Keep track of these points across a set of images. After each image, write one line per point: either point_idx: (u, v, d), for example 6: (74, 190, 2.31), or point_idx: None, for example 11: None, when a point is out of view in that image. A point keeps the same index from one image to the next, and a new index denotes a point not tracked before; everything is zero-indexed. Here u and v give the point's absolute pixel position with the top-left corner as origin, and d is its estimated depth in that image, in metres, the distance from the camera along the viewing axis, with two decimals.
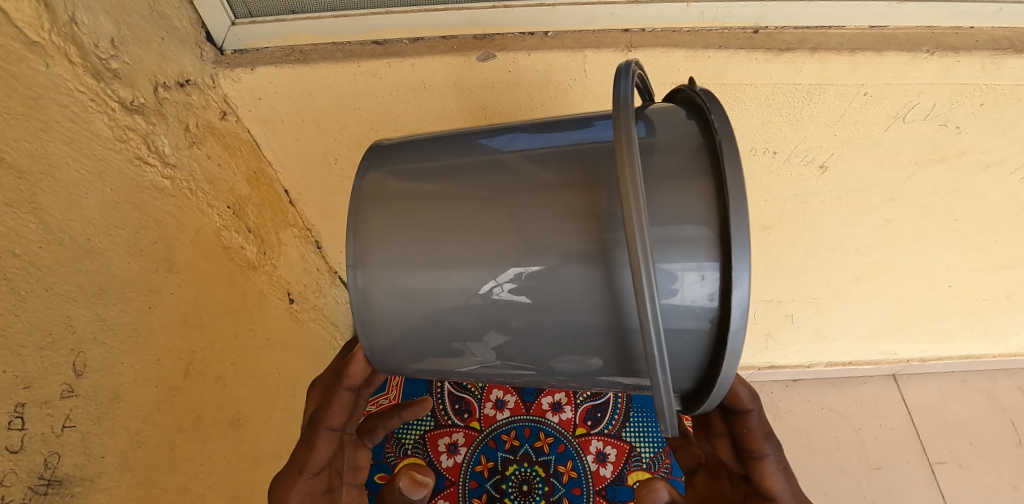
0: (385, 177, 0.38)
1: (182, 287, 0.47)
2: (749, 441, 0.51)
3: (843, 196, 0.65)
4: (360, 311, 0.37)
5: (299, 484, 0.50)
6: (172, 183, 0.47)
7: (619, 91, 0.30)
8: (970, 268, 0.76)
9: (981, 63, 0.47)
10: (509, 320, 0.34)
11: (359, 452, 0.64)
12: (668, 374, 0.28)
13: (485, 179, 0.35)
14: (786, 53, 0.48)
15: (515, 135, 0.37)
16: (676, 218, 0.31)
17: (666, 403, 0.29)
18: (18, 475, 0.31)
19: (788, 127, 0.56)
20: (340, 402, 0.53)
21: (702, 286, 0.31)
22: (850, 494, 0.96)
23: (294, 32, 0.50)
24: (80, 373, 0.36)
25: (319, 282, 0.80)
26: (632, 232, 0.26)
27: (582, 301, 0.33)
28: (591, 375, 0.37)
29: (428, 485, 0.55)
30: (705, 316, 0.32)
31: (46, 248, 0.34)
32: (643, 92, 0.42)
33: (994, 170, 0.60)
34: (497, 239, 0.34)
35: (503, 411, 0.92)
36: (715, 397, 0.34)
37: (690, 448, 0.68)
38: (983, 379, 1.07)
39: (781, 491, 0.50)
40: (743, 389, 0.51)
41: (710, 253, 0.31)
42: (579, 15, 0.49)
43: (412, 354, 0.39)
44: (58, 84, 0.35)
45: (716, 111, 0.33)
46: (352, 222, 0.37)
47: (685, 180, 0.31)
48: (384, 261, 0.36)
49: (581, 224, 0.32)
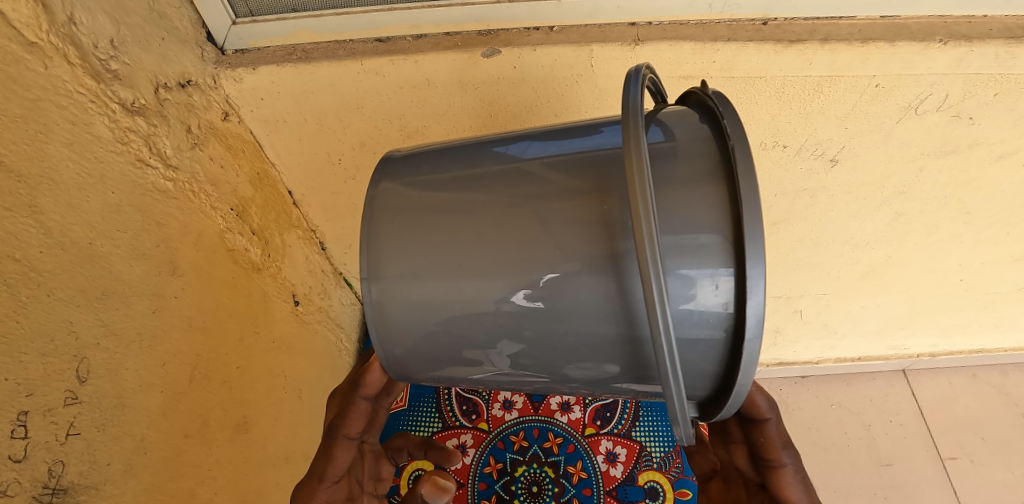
0: (395, 186, 0.38)
1: (186, 290, 0.47)
2: (767, 451, 0.51)
3: (854, 189, 0.64)
4: (375, 322, 0.37)
5: (320, 493, 0.50)
6: (175, 185, 0.46)
7: (629, 100, 0.28)
8: (981, 261, 0.75)
9: (995, 52, 0.46)
10: (520, 329, 0.34)
11: (381, 463, 0.65)
12: (681, 386, 0.27)
13: (495, 187, 0.35)
14: (795, 44, 0.47)
15: (530, 142, 0.37)
16: (687, 227, 0.30)
17: (680, 412, 0.28)
18: (21, 485, 0.31)
19: (797, 119, 0.55)
20: (357, 411, 0.52)
21: (716, 295, 0.30)
22: (860, 491, 0.96)
23: (295, 30, 0.49)
24: (83, 379, 0.35)
25: (325, 283, 0.79)
26: (642, 243, 0.25)
27: (595, 311, 0.32)
28: (605, 382, 0.36)
29: (450, 489, 0.55)
30: (720, 325, 0.31)
31: (47, 252, 0.33)
32: (655, 93, 0.41)
33: (1006, 162, 0.59)
34: (506, 247, 0.33)
35: (511, 412, 0.91)
36: (733, 405, 0.32)
37: (706, 454, 0.67)
38: (993, 373, 1.06)
39: (800, 501, 0.49)
40: (760, 397, 0.50)
41: (725, 260, 0.30)
42: (584, 9, 0.48)
43: (427, 363, 0.38)
44: (57, 85, 0.34)
45: (729, 116, 0.32)
46: (364, 234, 0.37)
47: (699, 184, 0.30)
48: (396, 273, 0.35)
49: (592, 232, 0.31)
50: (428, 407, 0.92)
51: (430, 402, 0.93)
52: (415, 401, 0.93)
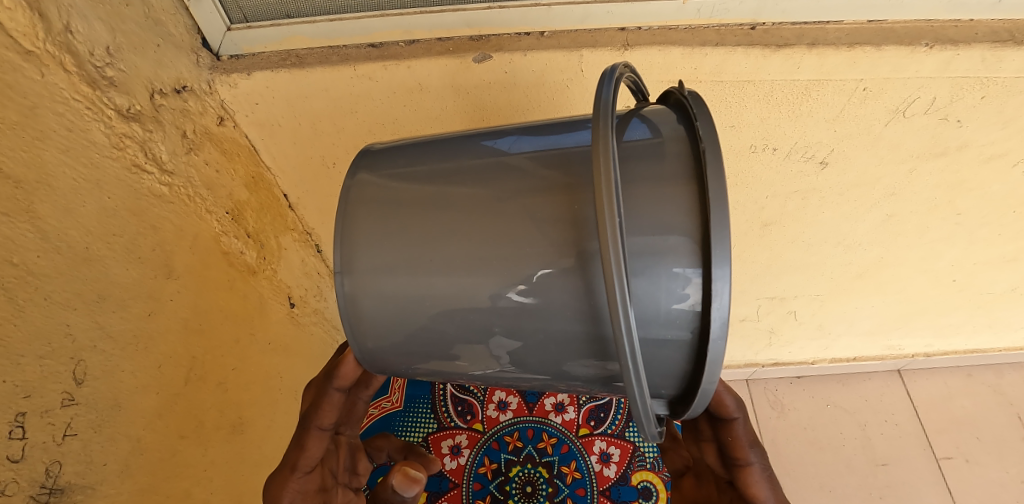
0: (372, 180, 0.38)
1: (182, 293, 0.47)
2: (735, 450, 0.51)
3: (845, 191, 0.65)
4: (349, 315, 0.38)
5: (292, 483, 0.50)
6: (170, 190, 0.47)
7: (600, 97, 0.29)
8: (974, 262, 0.76)
9: (981, 55, 0.47)
10: (492, 327, 0.34)
11: (358, 457, 0.64)
12: (643, 384, 0.27)
13: (469, 183, 0.35)
14: (783, 49, 0.48)
15: (517, 137, 0.37)
16: (655, 229, 0.30)
17: (642, 409, 0.29)
18: (19, 485, 0.32)
19: (787, 123, 0.56)
20: (330, 402, 0.53)
21: (683, 296, 0.31)
22: (856, 491, 0.96)
23: (289, 36, 0.50)
24: (80, 381, 0.36)
25: (320, 286, 0.79)
26: (606, 245, 0.26)
27: (564, 310, 0.32)
28: (578, 378, 0.37)
29: (421, 480, 0.52)
30: (687, 326, 0.32)
31: (45, 256, 0.34)
32: (637, 92, 0.41)
33: (996, 163, 0.59)
34: (478, 246, 0.33)
35: (506, 413, 0.92)
36: (699, 404, 0.33)
37: (678, 450, 0.65)
38: (988, 373, 1.06)
39: (767, 499, 0.49)
40: (728, 397, 0.51)
41: (692, 261, 0.30)
42: (575, 14, 0.49)
43: (401, 356, 0.39)
44: (54, 93, 0.35)
45: (703, 117, 0.32)
46: (339, 228, 0.37)
47: (669, 185, 0.31)
48: (369, 267, 0.36)
49: (563, 233, 0.32)
50: (424, 408, 0.93)
51: (426, 403, 0.93)
52: (411, 402, 0.93)
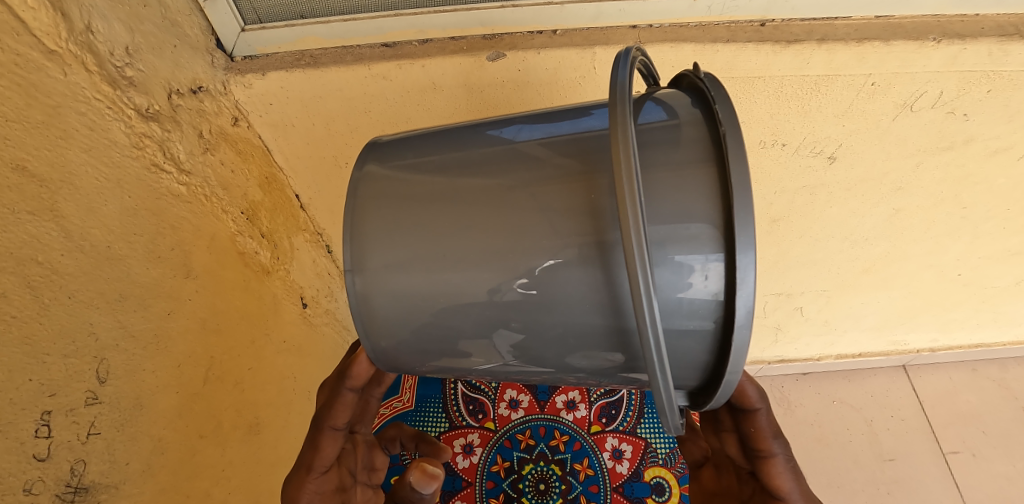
0: (381, 173, 0.38)
1: (200, 293, 0.47)
2: (758, 441, 0.51)
3: (852, 187, 0.65)
4: (361, 314, 0.38)
5: (309, 484, 0.51)
6: (188, 189, 0.47)
7: (616, 80, 0.29)
8: (979, 256, 0.76)
9: (988, 49, 0.47)
10: (509, 321, 0.34)
11: (376, 453, 0.65)
12: (668, 375, 0.27)
13: (482, 174, 0.35)
14: (793, 45, 0.48)
15: (522, 125, 0.37)
16: (677, 217, 0.30)
17: (666, 401, 0.29)
18: (45, 483, 0.32)
19: (797, 119, 0.56)
20: (343, 402, 0.52)
21: (706, 284, 0.31)
22: (863, 486, 0.96)
23: (303, 36, 0.50)
24: (103, 380, 0.36)
25: (332, 286, 0.79)
26: (629, 236, 0.26)
27: (582, 303, 0.33)
28: (598, 371, 0.37)
29: (440, 476, 0.52)
30: (710, 316, 0.32)
31: (69, 255, 0.34)
32: (648, 76, 0.41)
33: (1001, 157, 0.60)
34: (495, 238, 0.33)
35: (517, 411, 0.92)
36: (723, 394, 0.33)
37: (697, 441, 0.66)
38: (993, 367, 1.07)
39: (790, 490, 0.50)
40: (750, 388, 0.51)
41: (716, 247, 0.30)
42: (587, 12, 0.49)
43: (416, 354, 0.39)
44: (77, 92, 0.35)
45: (721, 100, 0.32)
46: (348, 225, 0.37)
47: (690, 171, 0.31)
48: (381, 263, 0.36)
49: (579, 224, 0.32)
50: (434, 407, 0.93)
51: (436, 403, 0.93)
52: (422, 402, 0.93)
